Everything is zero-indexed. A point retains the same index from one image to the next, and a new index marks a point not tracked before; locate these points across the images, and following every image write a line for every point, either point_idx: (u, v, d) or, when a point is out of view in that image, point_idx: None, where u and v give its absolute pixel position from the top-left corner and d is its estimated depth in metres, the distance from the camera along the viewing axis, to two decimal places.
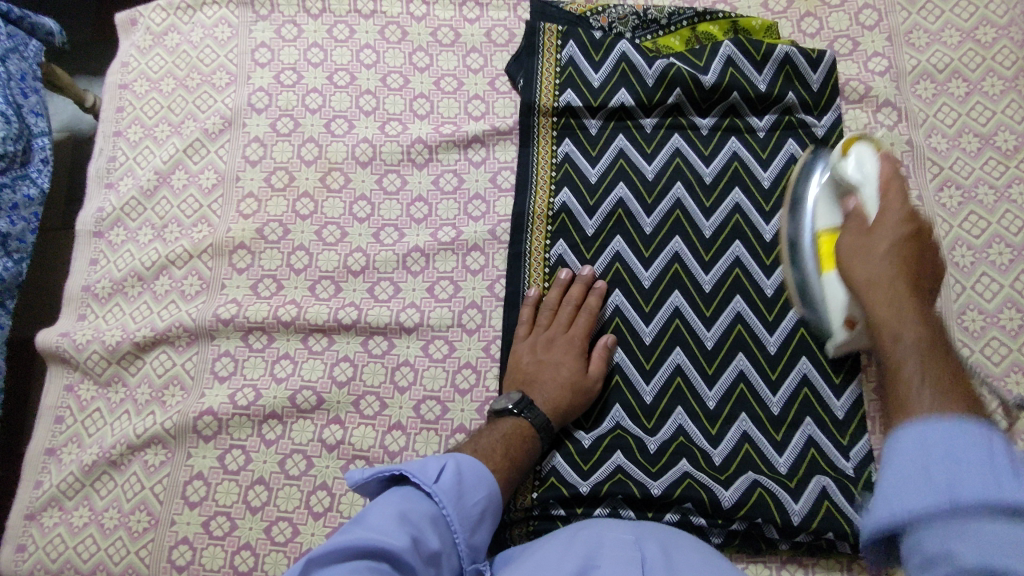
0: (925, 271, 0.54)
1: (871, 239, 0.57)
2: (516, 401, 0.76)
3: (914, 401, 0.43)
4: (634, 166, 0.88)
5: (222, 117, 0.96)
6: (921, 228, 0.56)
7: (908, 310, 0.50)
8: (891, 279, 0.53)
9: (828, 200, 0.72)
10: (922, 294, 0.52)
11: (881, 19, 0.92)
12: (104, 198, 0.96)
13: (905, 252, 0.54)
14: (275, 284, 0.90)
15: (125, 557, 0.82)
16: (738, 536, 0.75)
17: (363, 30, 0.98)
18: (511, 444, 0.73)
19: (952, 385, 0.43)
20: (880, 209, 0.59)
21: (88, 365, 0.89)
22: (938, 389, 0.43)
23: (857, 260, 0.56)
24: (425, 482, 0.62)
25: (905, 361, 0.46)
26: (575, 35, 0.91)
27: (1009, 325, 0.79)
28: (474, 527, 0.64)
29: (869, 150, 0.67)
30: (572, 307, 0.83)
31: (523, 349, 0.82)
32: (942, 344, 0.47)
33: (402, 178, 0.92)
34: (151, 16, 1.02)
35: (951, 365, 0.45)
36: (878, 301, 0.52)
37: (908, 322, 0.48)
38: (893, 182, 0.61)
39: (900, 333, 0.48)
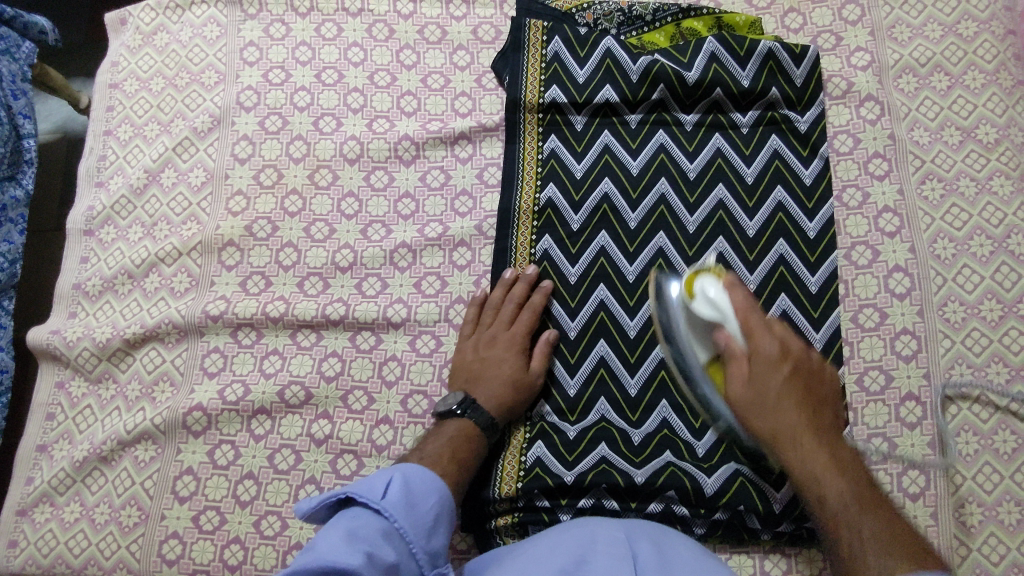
0: (820, 404, 0.66)
1: (766, 384, 0.66)
2: (459, 402, 0.78)
3: (869, 572, 0.55)
4: (619, 161, 0.88)
5: (211, 116, 0.97)
6: (796, 358, 0.67)
7: (825, 463, 0.62)
8: (797, 437, 0.63)
9: (697, 332, 0.73)
10: (834, 449, 0.64)
11: (864, 15, 0.92)
12: (94, 197, 0.96)
13: (795, 396, 0.65)
14: (264, 281, 0.91)
15: (115, 551, 0.82)
16: (721, 527, 0.76)
17: (351, 28, 0.99)
18: (458, 445, 0.75)
19: (891, 538, 0.57)
20: (751, 342, 0.68)
21: (79, 362, 0.90)
22: (879, 544, 0.56)
23: (755, 414, 0.65)
24: (372, 500, 0.62)
25: (848, 527, 0.59)
26: (560, 31, 0.92)
27: (990, 316, 0.80)
28: (430, 533, 0.64)
29: (712, 283, 0.71)
30: (514, 305, 0.83)
31: (467, 348, 0.83)
32: (807, 401, 0.65)
33: (390, 174, 0.93)
34: (141, 16, 1.02)
35: (873, 504, 0.60)
36: (802, 471, 0.62)
37: (834, 485, 0.61)
38: (753, 316, 0.69)
39: (813, 470, 0.62)
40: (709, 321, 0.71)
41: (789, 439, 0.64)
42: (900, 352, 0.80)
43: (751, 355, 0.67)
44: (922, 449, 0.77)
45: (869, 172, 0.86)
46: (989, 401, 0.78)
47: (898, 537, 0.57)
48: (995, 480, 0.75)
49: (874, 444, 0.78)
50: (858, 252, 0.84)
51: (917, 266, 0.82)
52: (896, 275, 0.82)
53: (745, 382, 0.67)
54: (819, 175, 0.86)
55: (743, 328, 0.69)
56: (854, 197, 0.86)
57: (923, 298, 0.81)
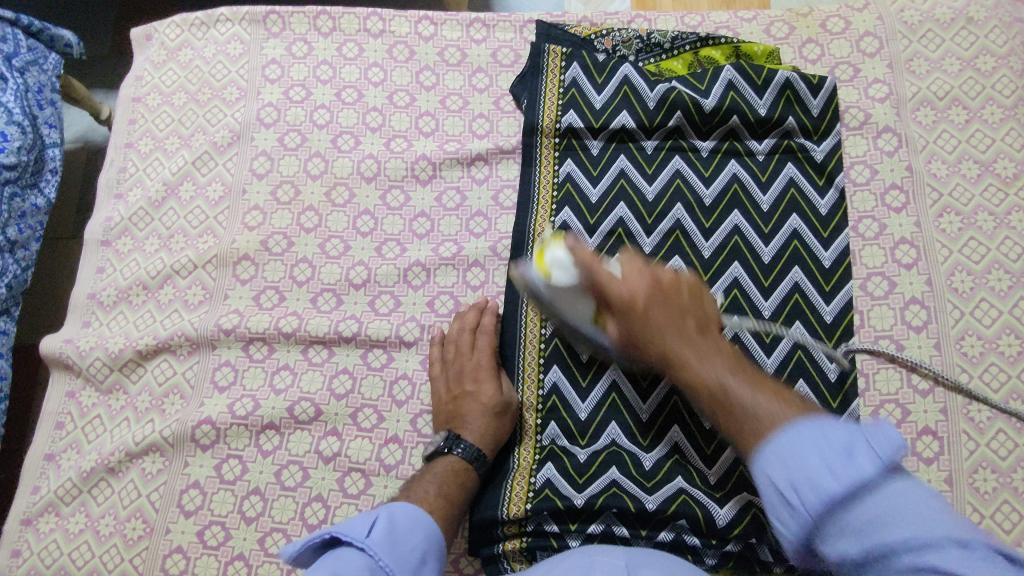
0: (685, 307, 0.64)
1: (642, 331, 0.63)
2: (444, 439, 0.77)
3: (754, 426, 0.51)
4: (634, 186, 0.89)
5: (231, 131, 0.98)
6: (648, 287, 0.64)
7: (693, 357, 0.60)
8: (678, 355, 0.61)
9: (560, 284, 0.68)
10: (698, 338, 0.62)
11: (881, 47, 0.93)
12: (113, 208, 0.97)
13: (653, 296, 0.63)
14: (278, 296, 0.91)
15: (118, 564, 0.82)
16: (733, 558, 0.74)
17: (371, 49, 1.00)
18: (447, 482, 0.74)
19: (777, 396, 0.54)
20: (609, 289, 0.65)
21: (90, 371, 0.90)
22: (773, 399, 0.53)
23: (653, 331, 0.63)
24: (356, 538, 0.60)
25: (733, 395, 0.56)
26: (579, 58, 0.93)
27: (1008, 352, 0.79)
28: (417, 571, 0.62)
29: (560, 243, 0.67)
30: (469, 332, 0.84)
31: (439, 388, 0.82)
32: (688, 318, 0.63)
33: (406, 194, 0.93)
34: (165, 32, 1.04)
35: (767, 383, 0.56)
36: (698, 392, 0.60)
37: (708, 368, 0.59)
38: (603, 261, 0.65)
39: (710, 381, 0.58)
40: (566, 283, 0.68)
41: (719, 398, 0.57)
42: (916, 386, 0.79)
43: (605, 290, 0.65)
44: (939, 485, 0.76)
45: (886, 203, 0.86)
46: (1007, 438, 0.76)
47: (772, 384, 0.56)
48: (1014, 520, 0.74)
49: None
50: (874, 282, 0.83)
51: (933, 299, 0.82)
52: (912, 307, 0.82)
53: (654, 318, 0.63)
54: (834, 206, 0.86)
55: (593, 281, 0.66)
56: (870, 228, 0.86)
57: (940, 332, 0.81)
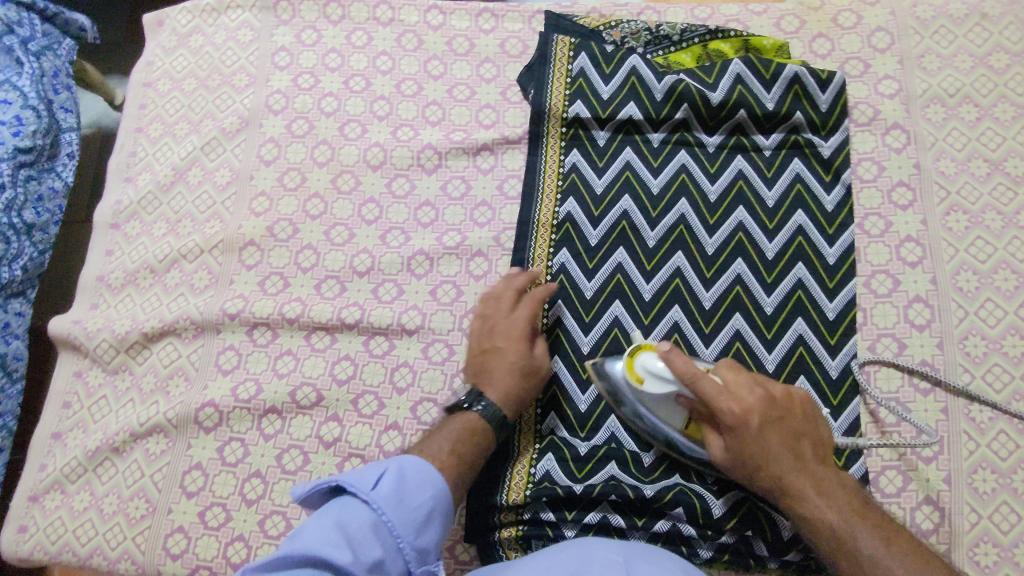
0: (796, 423, 0.69)
1: (750, 442, 0.68)
2: (468, 394, 0.76)
3: (854, 546, 0.64)
4: (640, 179, 0.88)
5: (239, 117, 0.99)
6: (761, 411, 0.68)
7: (814, 494, 0.66)
8: (793, 476, 0.67)
9: (656, 408, 0.73)
10: (817, 475, 0.67)
11: (893, 43, 0.92)
12: (122, 191, 0.98)
13: (783, 434, 0.68)
14: (282, 282, 0.92)
15: (121, 542, 0.83)
16: (728, 551, 0.74)
17: (380, 37, 1.01)
18: (462, 439, 0.72)
19: (874, 524, 0.65)
20: (713, 408, 0.68)
21: (97, 353, 0.91)
22: (893, 550, 0.63)
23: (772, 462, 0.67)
24: (361, 490, 0.61)
25: (842, 532, 0.65)
26: (587, 48, 0.92)
27: (1012, 353, 0.78)
28: (421, 529, 0.62)
29: (653, 359, 0.71)
30: (512, 292, 0.82)
31: (472, 341, 0.81)
32: (792, 438, 0.68)
33: (411, 182, 0.94)
34: (177, 18, 1.05)
35: (879, 517, 0.65)
36: (801, 519, 0.67)
37: (828, 513, 0.65)
38: (741, 387, 0.69)
39: (827, 518, 0.65)
40: (664, 388, 0.71)
41: (794, 498, 0.67)
42: (917, 385, 0.79)
43: (728, 432, 0.69)
44: (937, 485, 0.75)
45: (893, 201, 0.85)
46: (1008, 439, 0.76)
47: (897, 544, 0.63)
48: (1012, 521, 0.73)
49: (888, 477, 0.76)
50: (878, 280, 0.83)
51: (937, 297, 0.81)
52: (916, 305, 0.81)
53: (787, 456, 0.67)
54: (841, 202, 0.85)
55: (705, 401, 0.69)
56: (876, 225, 0.85)
57: (943, 331, 0.80)
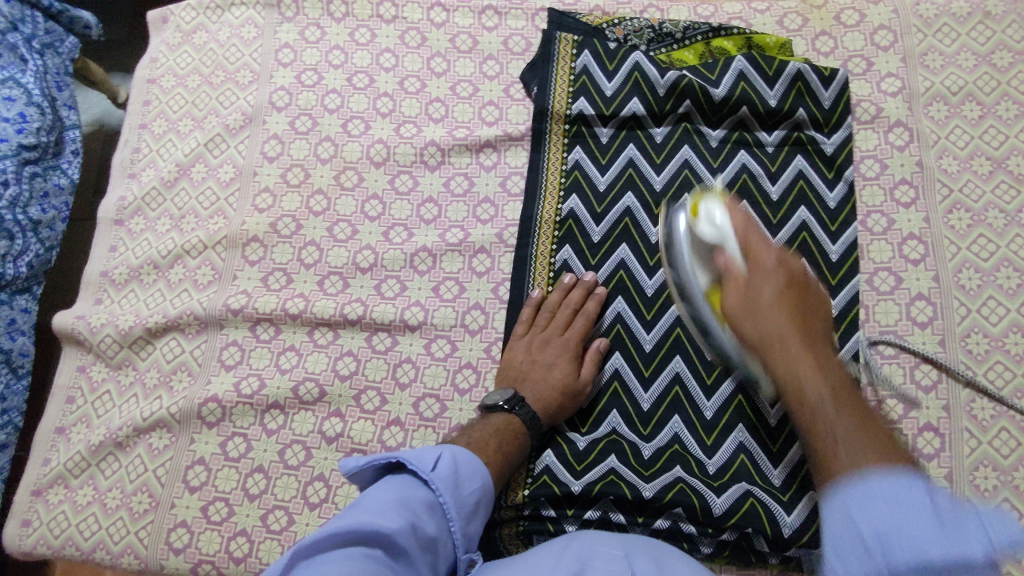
0: (813, 319, 0.67)
1: (768, 317, 0.66)
2: (508, 397, 0.77)
3: (840, 462, 0.55)
4: (643, 175, 0.89)
5: (243, 114, 0.99)
6: (791, 272, 0.68)
7: (818, 376, 0.61)
8: (785, 337, 0.64)
9: (698, 256, 0.75)
10: (820, 354, 0.64)
11: (896, 41, 0.92)
12: (126, 187, 0.99)
13: (788, 300, 0.66)
14: (285, 277, 0.92)
15: (124, 536, 0.83)
16: (729, 547, 0.75)
17: (384, 34, 1.01)
18: (503, 439, 0.74)
19: (867, 432, 0.56)
20: (751, 259, 0.70)
21: (101, 348, 0.91)
22: (847, 411, 0.58)
23: (747, 318, 0.67)
24: (423, 470, 0.63)
25: (825, 419, 0.59)
26: (590, 45, 0.93)
27: (1014, 350, 0.78)
28: (469, 517, 0.65)
29: (717, 207, 0.74)
30: (570, 310, 0.83)
31: (519, 348, 0.83)
32: (799, 312, 0.66)
33: (414, 179, 0.94)
34: (181, 14, 1.05)
35: (878, 430, 0.57)
36: (783, 376, 0.63)
37: (813, 383, 0.61)
38: (756, 240, 0.71)
39: (816, 409, 0.60)
40: (711, 242, 0.73)
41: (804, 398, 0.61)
42: (920, 382, 0.79)
43: (750, 268, 0.70)
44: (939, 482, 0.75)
45: (895, 198, 0.86)
46: (1009, 436, 0.76)
47: (884, 452, 0.54)
48: None
49: None
50: (881, 277, 0.83)
51: (940, 295, 0.81)
52: (918, 303, 0.81)
53: (746, 320, 0.67)
54: (843, 199, 0.86)
55: (744, 254, 0.71)
56: (878, 223, 0.85)
57: (945, 328, 0.80)
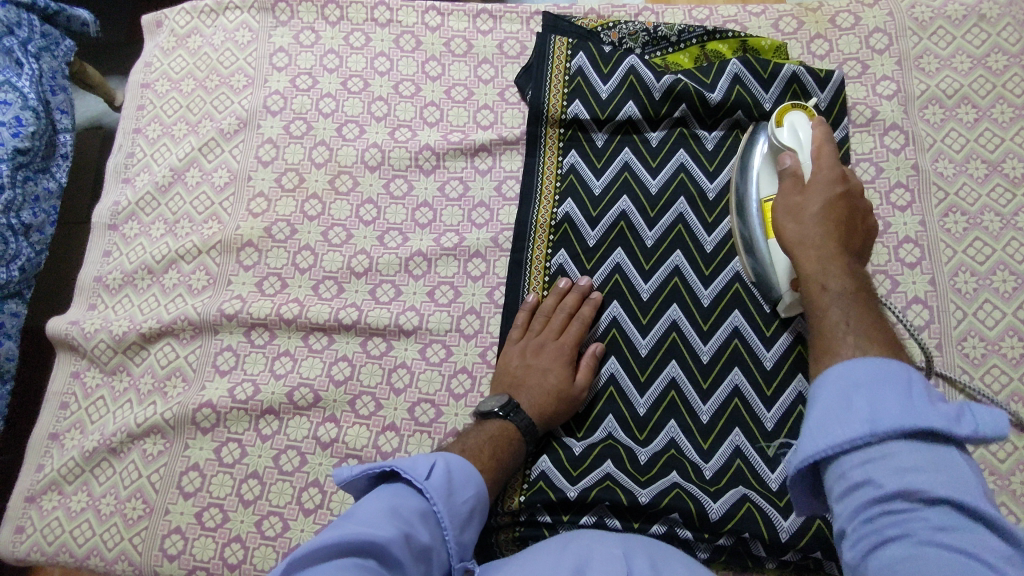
0: (857, 227, 0.64)
1: (804, 206, 0.66)
2: (503, 404, 0.77)
3: (840, 351, 0.51)
4: (638, 179, 0.88)
5: (237, 119, 0.99)
6: (851, 191, 0.66)
7: (841, 267, 0.60)
8: (823, 243, 0.63)
9: (769, 173, 0.78)
10: (858, 271, 0.61)
11: (891, 44, 0.92)
12: (120, 192, 0.99)
13: (838, 215, 0.64)
14: (280, 282, 0.91)
15: (119, 543, 0.83)
16: (725, 552, 0.74)
17: (378, 38, 1.01)
18: (499, 446, 0.74)
19: (873, 329, 0.52)
20: (813, 167, 0.69)
21: (95, 353, 0.91)
22: (861, 305, 0.56)
23: (789, 219, 0.67)
24: (417, 479, 0.63)
25: (828, 313, 0.57)
26: (585, 48, 0.92)
27: (1011, 354, 0.78)
28: (464, 524, 0.64)
29: (804, 119, 0.76)
30: (565, 314, 0.83)
31: (514, 353, 0.82)
32: (842, 225, 0.64)
33: (409, 183, 0.94)
34: (175, 19, 1.05)
35: (883, 324, 0.53)
36: (809, 266, 0.62)
37: (838, 277, 0.59)
38: (827, 146, 0.70)
39: (828, 289, 0.58)
40: (786, 147, 0.75)
41: (819, 273, 0.61)
42: None
43: (805, 186, 0.68)
44: None
45: (891, 202, 0.85)
46: (1006, 440, 0.76)
47: (878, 343, 0.50)
48: None
49: None
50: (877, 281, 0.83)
51: (936, 299, 0.81)
52: (915, 306, 0.81)
53: (789, 219, 0.67)
54: None
55: (814, 155, 0.70)
56: None
57: (942, 332, 0.80)
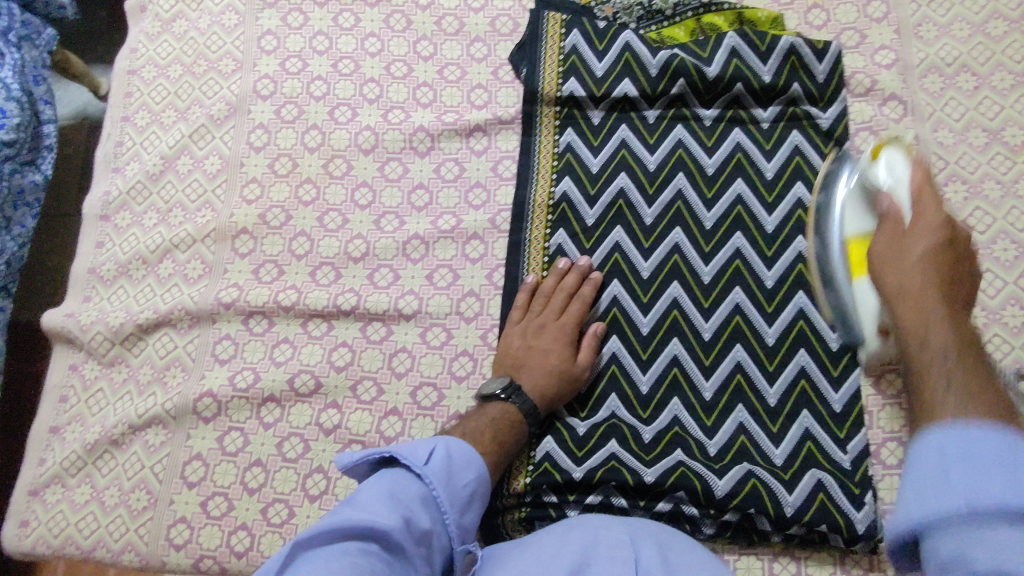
0: (960, 277, 0.54)
1: (907, 244, 0.58)
2: (504, 386, 0.77)
3: (936, 400, 0.45)
4: (636, 156, 0.87)
5: (227, 104, 0.97)
6: (954, 234, 0.57)
7: (943, 326, 0.50)
8: (923, 292, 0.53)
9: (856, 208, 0.75)
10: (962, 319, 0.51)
11: (889, 12, 0.91)
12: (111, 182, 0.97)
13: (937, 271, 0.54)
14: (277, 269, 0.91)
15: (124, 534, 0.83)
16: (731, 527, 0.75)
17: (368, 18, 0.99)
18: (500, 428, 0.74)
19: (985, 388, 0.44)
20: (915, 213, 0.60)
21: (93, 346, 0.90)
22: (973, 367, 0.46)
23: (887, 269, 0.58)
24: (415, 464, 0.63)
25: (933, 364, 0.48)
26: (579, 24, 0.91)
27: (1012, 323, 0.78)
28: (464, 508, 0.64)
29: (901, 158, 0.70)
30: (565, 294, 0.83)
31: (514, 334, 0.82)
32: (949, 271, 0.54)
33: (404, 166, 0.93)
34: (160, 3, 1.03)
35: (985, 367, 0.46)
36: (908, 286, 0.55)
37: (936, 330, 0.50)
38: (928, 186, 0.62)
39: (931, 360, 0.48)
40: (882, 190, 0.69)
41: (909, 296, 0.54)
42: None
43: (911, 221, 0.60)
44: None
45: None
46: None
47: (992, 398, 0.43)
48: None
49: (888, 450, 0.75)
50: None
51: None
52: None
53: (886, 265, 0.59)
54: None
55: (913, 202, 0.62)
56: None
57: None
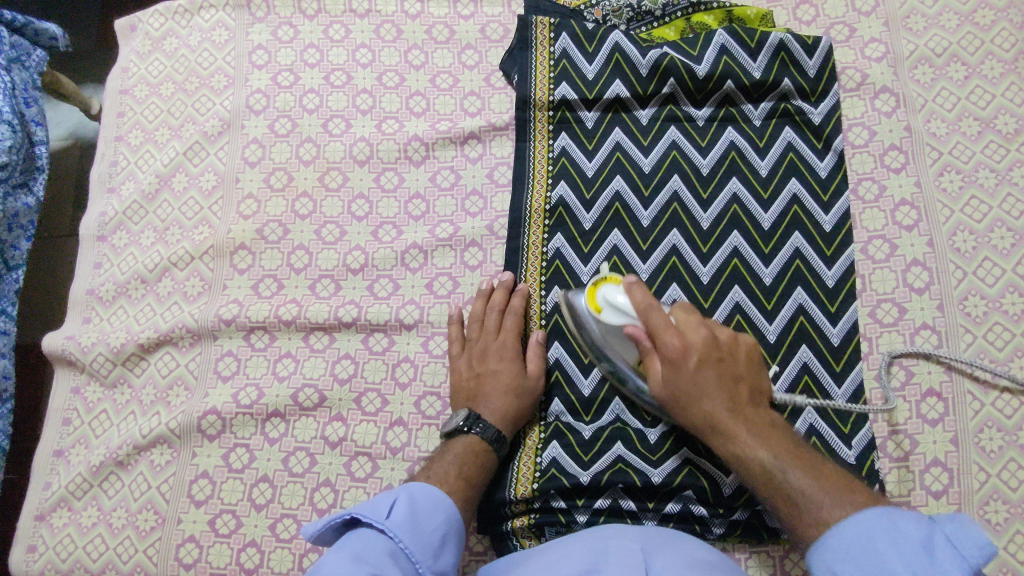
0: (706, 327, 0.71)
1: (671, 344, 0.70)
2: (464, 418, 0.77)
3: (816, 519, 0.59)
4: (631, 159, 0.87)
5: (221, 120, 0.97)
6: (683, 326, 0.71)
7: (745, 434, 0.67)
8: (705, 395, 0.69)
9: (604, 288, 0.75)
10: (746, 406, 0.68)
11: (877, 5, 0.91)
12: (106, 202, 0.97)
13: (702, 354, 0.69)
14: (276, 284, 0.91)
15: (133, 555, 0.83)
16: (740, 526, 0.75)
17: (358, 29, 0.99)
18: (466, 463, 0.74)
19: (796, 456, 0.65)
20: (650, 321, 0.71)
21: (94, 367, 0.90)
22: (831, 493, 0.60)
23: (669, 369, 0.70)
24: (376, 520, 0.61)
25: (778, 478, 0.63)
26: (567, 27, 0.91)
27: (1012, 311, 0.78)
28: (438, 552, 0.63)
29: (615, 290, 0.74)
30: (497, 312, 0.83)
31: (461, 366, 0.82)
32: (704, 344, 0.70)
33: (399, 175, 0.93)
34: (149, 21, 1.03)
35: (807, 456, 0.64)
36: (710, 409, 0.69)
37: (751, 450, 0.66)
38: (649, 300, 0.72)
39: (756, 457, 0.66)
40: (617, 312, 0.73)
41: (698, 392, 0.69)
42: (919, 347, 0.79)
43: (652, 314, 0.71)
44: (944, 446, 0.75)
45: (885, 165, 0.85)
46: (1013, 396, 0.76)
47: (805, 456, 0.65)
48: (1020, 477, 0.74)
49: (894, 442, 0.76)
50: (875, 245, 0.82)
51: (935, 260, 0.81)
52: (914, 269, 0.81)
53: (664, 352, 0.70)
54: (834, 168, 0.85)
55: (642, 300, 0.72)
56: (869, 190, 0.84)
57: (943, 293, 0.80)
